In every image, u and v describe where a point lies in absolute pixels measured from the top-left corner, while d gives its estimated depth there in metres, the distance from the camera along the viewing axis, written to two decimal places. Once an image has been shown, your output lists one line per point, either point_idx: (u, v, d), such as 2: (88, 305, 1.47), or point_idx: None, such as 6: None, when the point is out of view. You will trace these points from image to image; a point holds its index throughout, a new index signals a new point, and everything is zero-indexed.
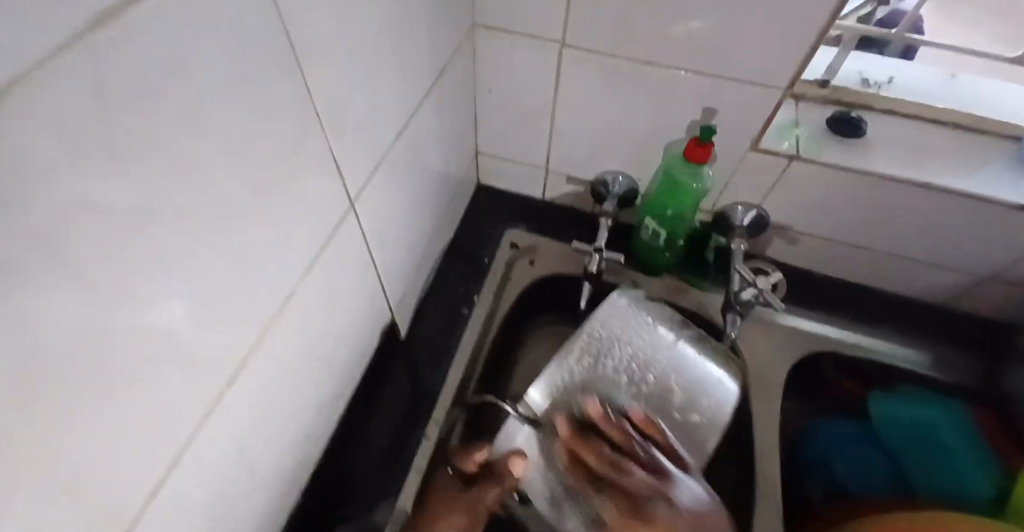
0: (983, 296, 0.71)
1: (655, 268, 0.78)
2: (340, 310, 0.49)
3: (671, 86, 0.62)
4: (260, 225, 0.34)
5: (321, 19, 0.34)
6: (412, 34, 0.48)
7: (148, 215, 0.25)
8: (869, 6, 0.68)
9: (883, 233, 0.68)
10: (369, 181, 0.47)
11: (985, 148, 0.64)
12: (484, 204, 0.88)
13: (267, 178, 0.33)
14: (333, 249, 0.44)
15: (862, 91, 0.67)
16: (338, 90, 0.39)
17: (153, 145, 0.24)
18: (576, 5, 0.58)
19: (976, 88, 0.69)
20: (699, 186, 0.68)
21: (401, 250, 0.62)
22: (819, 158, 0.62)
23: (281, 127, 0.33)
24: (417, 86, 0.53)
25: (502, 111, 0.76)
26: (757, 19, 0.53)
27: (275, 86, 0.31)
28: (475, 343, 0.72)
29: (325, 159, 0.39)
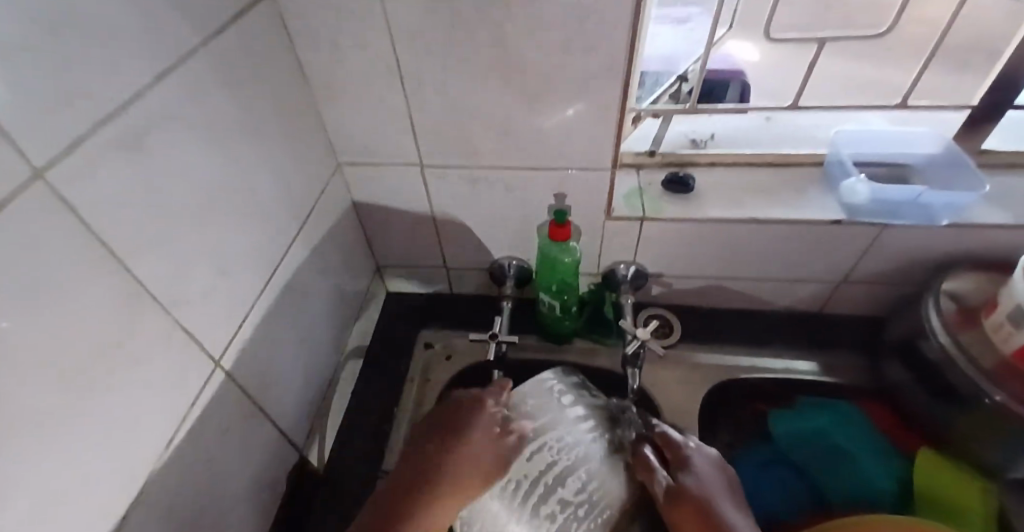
0: (844, 301, 0.79)
1: (563, 338, 0.82)
2: (223, 470, 0.49)
3: (524, 181, 0.70)
4: (112, 418, 0.35)
5: (150, 217, 0.38)
6: (264, 193, 0.52)
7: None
8: (675, 83, 0.77)
9: (740, 266, 0.76)
10: (234, 334, 0.49)
11: (798, 179, 0.74)
12: (393, 312, 0.91)
13: (107, 374, 0.35)
14: (200, 413, 0.45)
15: (688, 150, 0.77)
16: (183, 266, 0.42)
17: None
18: (420, 134, 0.66)
19: (787, 127, 0.82)
20: (572, 260, 0.74)
21: (297, 385, 0.63)
22: (663, 215, 0.71)
23: (117, 320, 0.35)
24: (280, 232, 0.56)
25: (386, 226, 0.80)
26: (571, 117, 0.62)
27: (100, 289, 0.34)
28: (400, 454, 0.71)
29: (171, 333, 0.41)
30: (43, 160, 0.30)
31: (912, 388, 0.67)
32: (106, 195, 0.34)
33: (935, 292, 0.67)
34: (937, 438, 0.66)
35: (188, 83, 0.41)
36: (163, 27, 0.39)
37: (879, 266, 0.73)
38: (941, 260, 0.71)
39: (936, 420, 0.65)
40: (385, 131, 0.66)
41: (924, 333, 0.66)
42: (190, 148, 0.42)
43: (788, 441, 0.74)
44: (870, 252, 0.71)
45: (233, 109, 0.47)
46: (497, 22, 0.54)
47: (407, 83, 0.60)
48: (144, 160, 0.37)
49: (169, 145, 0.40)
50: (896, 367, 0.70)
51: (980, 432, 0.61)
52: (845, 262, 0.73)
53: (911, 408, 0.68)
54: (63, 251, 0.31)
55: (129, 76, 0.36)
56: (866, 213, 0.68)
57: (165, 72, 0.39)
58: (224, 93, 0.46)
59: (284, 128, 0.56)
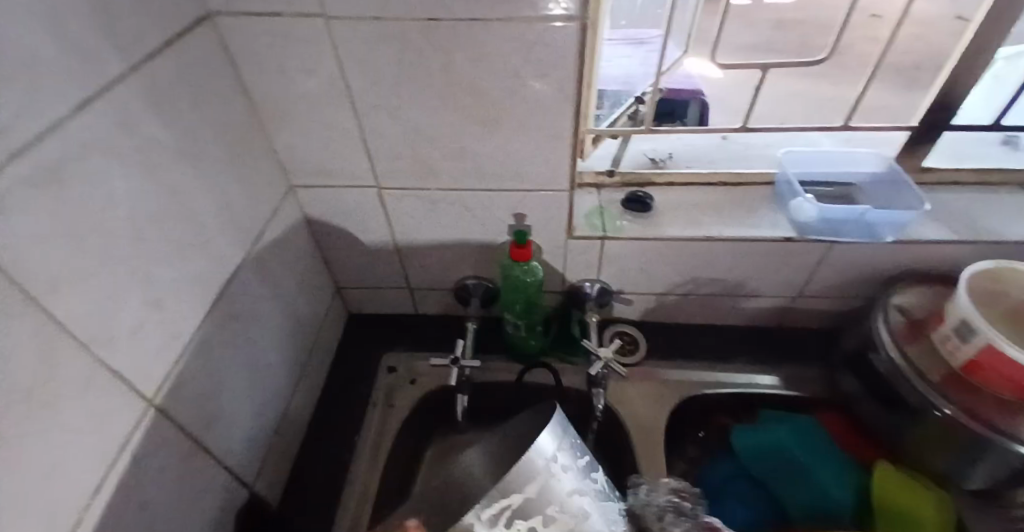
0: (801, 314, 0.81)
1: (528, 357, 0.82)
2: (157, 516, 0.46)
3: (482, 203, 0.70)
4: (21, 474, 0.33)
5: (68, 256, 0.36)
6: (205, 222, 0.50)
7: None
8: (632, 104, 0.79)
9: (700, 283, 0.77)
10: (171, 371, 0.46)
11: (752, 197, 0.76)
12: (355, 335, 0.88)
13: (15, 426, 0.32)
14: (128, 458, 0.42)
15: (646, 170, 0.78)
16: (109, 305, 0.39)
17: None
18: (375, 158, 0.65)
19: (741, 146, 0.84)
20: (534, 279, 0.76)
21: (246, 419, 0.60)
22: (621, 235, 0.71)
23: (25, 367, 0.33)
24: (225, 261, 0.54)
25: (344, 249, 0.79)
26: (525, 140, 0.62)
27: (5, 336, 0.32)
28: (360, 484, 0.70)
29: (92, 376, 0.38)
30: None
31: (866, 401, 0.69)
32: (17, 237, 0.32)
33: (882, 306, 0.69)
34: (891, 448, 0.68)
35: (115, 112, 0.39)
36: (85, 56, 0.37)
37: (831, 280, 0.75)
38: (888, 274, 0.73)
39: (889, 430, 0.67)
40: (338, 154, 0.65)
41: (874, 346, 0.67)
42: (116, 179, 0.40)
43: (751, 457, 0.73)
44: (821, 267, 0.73)
45: (168, 137, 0.45)
46: (447, 48, 0.54)
47: (358, 107, 0.59)
48: (61, 195, 0.35)
49: (92, 179, 0.37)
50: (850, 381, 0.71)
51: (931, 440, 0.63)
52: (799, 278, 0.75)
53: (866, 418, 0.70)
54: None
55: (42, 107, 0.34)
56: (815, 230, 0.69)
57: (86, 102, 0.37)
58: (157, 120, 0.44)
59: (228, 153, 0.55)
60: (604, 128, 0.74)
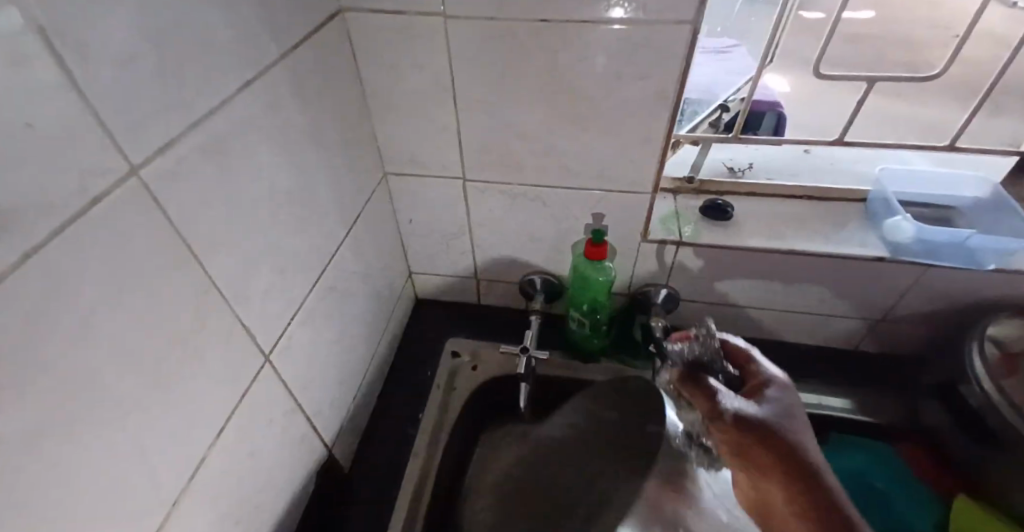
0: (877, 339, 0.78)
1: (590, 355, 0.83)
2: (263, 465, 0.50)
3: (563, 200, 0.71)
4: (174, 404, 0.37)
5: (223, 217, 0.40)
6: (319, 199, 0.54)
7: (42, 434, 0.28)
8: (715, 111, 0.76)
9: (776, 297, 0.76)
10: (284, 332, 0.51)
11: (838, 214, 0.74)
12: (423, 319, 0.92)
13: (173, 363, 0.37)
14: (247, 407, 0.46)
15: (727, 179, 0.78)
16: (247, 266, 0.44)
17: (44, 368, 0.27)
18: (467, 151, 0.68)
19: (827, 161, 0.82)
20: (605, 278, 0.76)
21: (333, 386, 0.64)
22: (700, 242, 0.71)
23: (185, 313, 0.37)
24: (330, 237, 0.58)
25: (423, 236, 0.82)
26: (615, 140, 0.63)
27: (174, 282, 0.36)
28: (424, 460, 0.72)
29: (231, 328, 0.43)
30: (136, 158, 0.32)
31: (951, 433, 0.66)
32: (187, 196, 0.36)
33: (978, 336, 0.66)
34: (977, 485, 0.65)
35: (265, 93, 0.44)
36: (249, 42, 0.41)
37: (917, 306, 0.72)
38: (985, 303, 0.70)
39: (975, 466, 0.64)
40: (432, 145, 0.68)
41: (966, 378, 0.64)
42: (261, 153, 0.44)
43: None
44: (911, 291, 0.70)
45: (300, 119, 0.50)
46: (553, 48, 0.56)
47: (460, 102, 0.62)
48: (222, 164, 0.39)
49: (243, 151, 0.42)
50: (933, 411, 0.68)
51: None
52: (884, 300, 0.72)
53: (948, 453, 0.67)
54: (149, 243, 0.34)
55: (215, 84, 0.38)
56: (910, 251, 0.67)
57: (245, 82, 0.41)
58: (294, 103, 0.48)
59: (342, 138, 0.59)
60: (686, 133, 0.74)
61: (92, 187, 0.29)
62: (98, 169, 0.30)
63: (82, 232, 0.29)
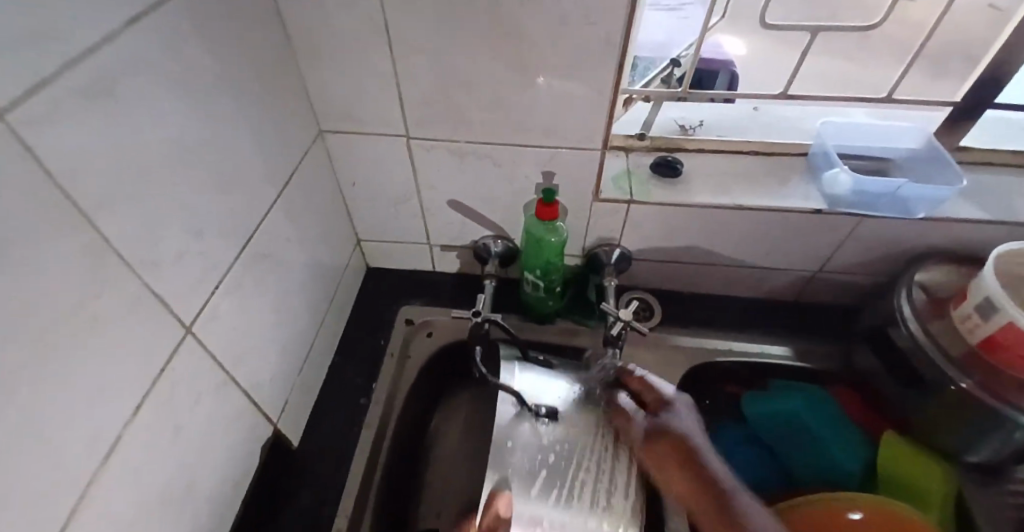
0: (816, 290, 0.82)
1: (544, 317, 0.83)
2: (194, 441, 0.47)
3: (512, 157, 0.69)
4: (77, 380, 0.34)
5: (119, 169, 0.36)
6: (240, 155, 0.50)
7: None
8: (667, 67, 0.76)
9: (724, 253, 0.77)
10: (209, 301, 0.47)
11: (783, 168, 0.75)
12: (373, 288, 0.89)
13: (72, 333, 0.33)
14: (170, 379, 0.43)
15: (676, 135, 0.77)
16: (154, 228, 0.40)
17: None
18: (408, 106, 0.64)
19: (773, 117, 0.82)
20: (558, 240, 0.75)
21: (275, 357, 0.61)
22: (649, 199, 0.71)
23: (80, 279, 0.33)
24: (258, 197, 0.54)
25: (368, 200, 0.78)
26: (562, 93, 0.61)
27: (63, 242, 0.32)
28: (376, 429, 0.71)
29: (141, 295, 0.39)
30: (1, 100, 0.27)
31: (880, 375, 0.70)
32: (66, 144, 0.32)
33: (907, 282, 0.69)
34: (902, 421, 0.69)
35: (162, 31, 0.39)
36: None
37: (854, 256, 0.75)
38: (916, 252, 0.73)
39: (901, 407, 0.68)
40: (370, 100, 0.64)
41: (893, 321, 0.68)
42: (161, 99, 0.39)
43: (761, 422, 0.75)
44: (848, 242, 0.73)
45: (209, 64, 0.45)
46: None
47: (395, 49, 0.58)
48: (111, 110, 0.35)
49: (137, 95, 0.37)
50: (864, 354, 0.72)
51: (943, 417, 0.64)
52: (823, 252, 0.75)
53: (879, 395, 0.71)
54: (23, 200, 0.29)
55: (96, 16, 0.33)
56: (847, 204, 0.69)
57: (136, 16, 0.36)
58: (199, 44, 0.43)
59: (265, 90, 0.54)
60: (638, 89, 0.73)
61: None
62: None
63: None
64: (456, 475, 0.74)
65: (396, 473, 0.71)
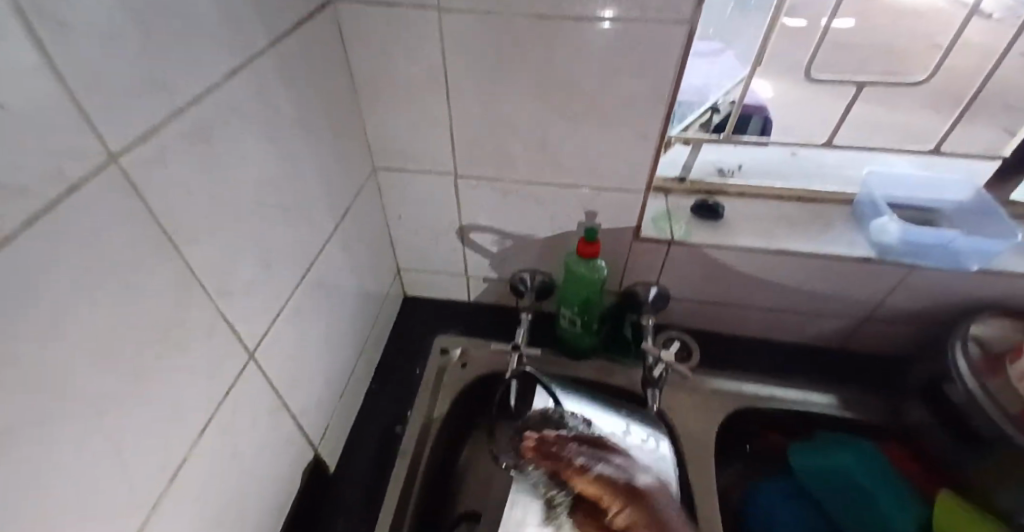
0: (861, 338, 0.80)
1: (579, 353, 0.83)
2: (247, 464, 0.48)
3: (556, 197, 0.71)
4: (155, 404, 0.36)
5: (206, 206, 0.39)
6: (305, 192, 0.53)
7: (16, 432, 0.26)
8: (708, 112, 0.77)
9: (766, 296, 0.77)
10: (270, 329, 0.49)
11: (826, 214, 0.75)
12: (410, 317, 0.91)
13: (153, 358, 0.35)
14: (231, 405, 0.45)
15: (717, 179, 0.78)
16: (229, 261, 0.42)
17: (10, 363, 0.25)
18: (459, 146, 0.67)
19: (814, 162, 0.82)
20: (597, 277, 0.74)
21: (320, 384, 0.62)
22: (691, 241, 0.71)
23: (166, 308, 0.36)
24: (317, 231, 0.56)
25: (413, 233, 0.80)
26: (607, 138, 0.63)
27: (154, 273, 0.34)
28: (410, 461, 0.71)
29: (213, 322, 0.41)
30: (117, 145, 0.30)
31: (933, 432, 0.67)
32: (165, 184, 0.34)
33: (961, 336, 0.67)
34: (959, 482, 0.66)
35: (252, 80, 0.42)
36: (237, 27, 0.40)
37: (903, 305, 0.73)
38: (970, 304, 0.72)
39: (961, 466, 0.65)
40: (424, 140, 0.67)
41: (950, 376, 0.65)
42: (245, 141, 0.42)
43: (805, 475, 0.72)
44: (897, 291, 0.71)
45: (288, 108, 0.48)
46: (548, 43, 0.55)
47: (451, 94, 0.61)
48: (206, 152, 0.38)
49: (226, 139, 0.40)
50: (916, 408, 0.70)
51: (1004, 480, 0.61)
52: (870, 300, 0.73)
53: (932, 452, 0.69)
54: (126, 234, 0.32)
55: (200, 69, 0.36)
56: (896, 254, 0.68)
57: (232, 69, 0.40)
58: (280, 91, 0.47)
59: (330, 130, 0.57)
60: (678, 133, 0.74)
61: (68, 174, 0.28)
62: (76, 153, 0.28)
63: (57, 219, 0.27)
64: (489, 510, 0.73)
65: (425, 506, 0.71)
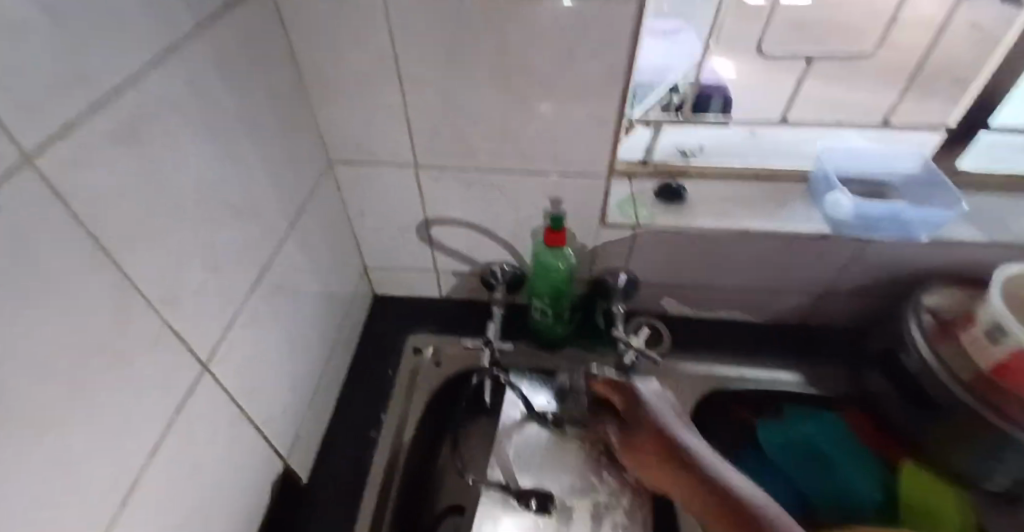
0: (822, 312, 0.82)
1: (552, 343, 0.83)
2: (209, 477, 0.47)
3: (520, 186, 0.70)
4: (101, 421, 0.34)
5: (144, 209, 0.36)
6: (255, 191, 0.51)
7: None
8: (667, 94, 0.78)
9: (730, 276, 0.78)
10: (225, 336, 0.47)
11: (785, 192, 0.76)
12: (380, 316, 0.89)
13: (95, 373, 0.33)
14: (188, 417, 0.43)
15: (680, 161, 0.78)
16: (173, 267, 0.40)
17: None
18: (416, 137, 0.65)
19: (772, 141, 0.82)
20: (565, 266, 0.75)
21: (285, 390, 0.61)
22: (655, 224, 0.72)
23: (104, 319, 0.34)
24: (271, 231, 0.54)
25: (377, 229, 0.79)
26: (566, 123, 0.62)
27: (87, 283, 0.32)
28: (387, 463, 0.70)
29: (160, 332, 0.39)
30: (35, 145, 0.28)
31: (891, 399, 0.70)
32: (92, 187, 0.32)
33: (914, 305, 0.70)
34: (916, 445, 0.69)
35: (184, 73, 0.40)
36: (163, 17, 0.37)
37: (860, 278, 0.75)
38: (922, 274, 0.74)
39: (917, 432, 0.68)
40: (380, 132, 0.65)
41: (904, 344, 0.68)
42: (182, 139, 0.40)
43: (776, 449, 0.74)
44: (853, 266, 0.73)
45: (228, 103, 0.46)
46: (501, 27, 0.54)
47: (405, 84, 0.59)
48: (136, 152, 0.36)
49: (160, 137, 0.38)
50: (876, 377, 0.72)
51: (956, 439, 0.63)
52: (829, 275, 0.75)
53: (889, 419, 0.71)
54: (53, 242, 0.30)
55: (122, 62, 0.34)
56: (850, 228, 0.70)
57: (158, 62, 0.37)
58: (219, 84, 0.45)
59: (278, 125, 0.55)
60: (638, 117, 0.74)
61: None
62: None
63: None
64: (472, 506, 0.73)
65: (404, 509, 0.70)
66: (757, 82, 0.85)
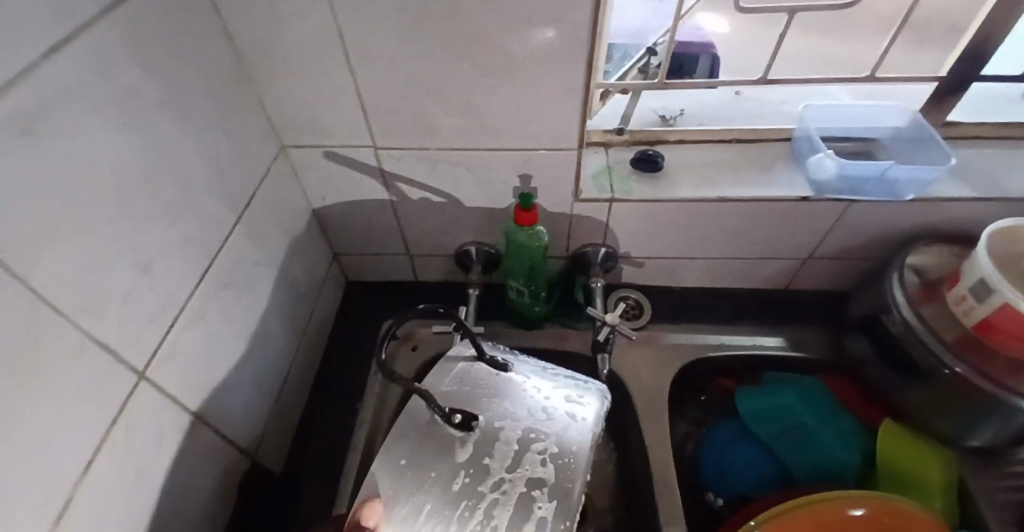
0: (806, 278, 0.80)
1: (530, 322, 0.80)
2: (159, 485, 0.44)
3: (487, 162, 0.66)
4: (20, 444, 0.31)
5: (51, 211, 0.33)
6: (190, 182, 0.47)
7: None
8: (643, 57, 0.72)
9: (712, 245, 0.75)
10: (165, 339, 0.44)
11: (766, 155, 0.73)
12: (354, 302, 0.86)
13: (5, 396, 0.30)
14: (127, 428, 0.40)
15: (659, 127, 0.75)
16: (92, 272, 0.36)
17: None
18: (372, 114, 0.61)
19: (753, 103, 0.79)
20: (539, 244, 0.71)
21: (246, 388, 0.58)
22: (631, 196, 0.68)
23: (11, 337, 0.31)
24: (214, 224, 0.51)
25: (341, 213, 0.75)
26: (532, 93, 0.58)
27: None
28: (363, 451, 0.68)
29: (83, 344, 0.36)
30: None
31: (873, 363, 0.68)
32: None
33: (899, 266, 0.67)
34: (900, 409, 0.68)
35: (89, 55, 0.36)
36: None
37: (844, 242, 0.73)
38: (908, 235, 0.71)
39: (898, 395, 0.66)
40: (333, 111, 0.60)
41: (886, 306, 0.66)
42: (93, 130, 0.36)
43: (756, 418, 0.72)
44: (837, 229, 0.71)
45: (149, 87, 0.42)
46: None
47: (354, 58, 0.55)
48: (38, 148, 0.32)
49: (65, 131, 0.34)
50: (859, 342, 0.70)
51: (938, 403, 0.62)
52: (812, 239, 0.73)
53: (871, 382, 0.70)
54: None
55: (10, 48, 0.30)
56: (833, 190, 0.67)
57: (57, 46, 0.33)
58: (134, 66, 0.40)
59: (214, 108, 0.51)
60: (614, 82, 0.69)
61: None
62: None
63: None
64: None
65: None
66: (742, 37, 0.79)
